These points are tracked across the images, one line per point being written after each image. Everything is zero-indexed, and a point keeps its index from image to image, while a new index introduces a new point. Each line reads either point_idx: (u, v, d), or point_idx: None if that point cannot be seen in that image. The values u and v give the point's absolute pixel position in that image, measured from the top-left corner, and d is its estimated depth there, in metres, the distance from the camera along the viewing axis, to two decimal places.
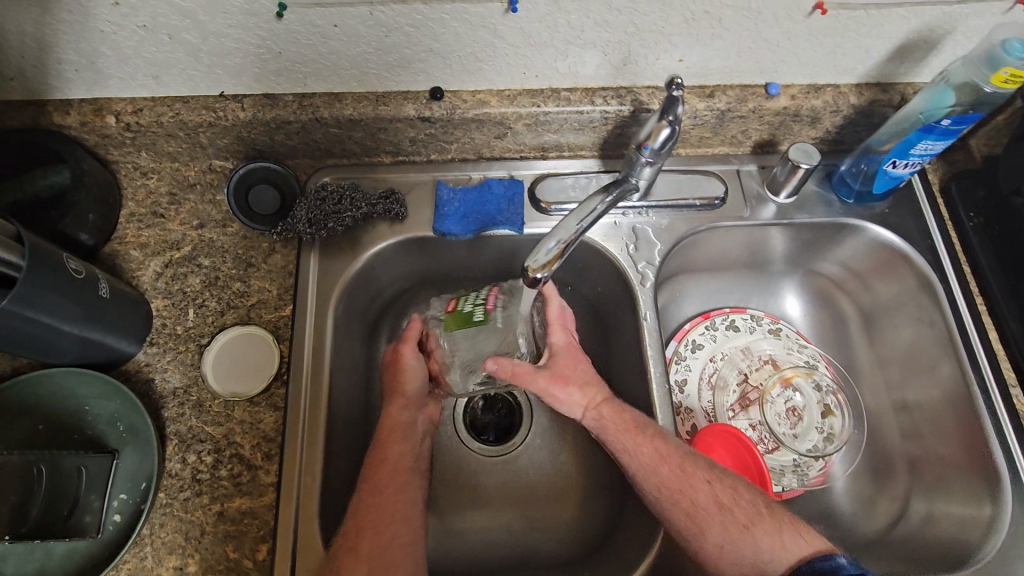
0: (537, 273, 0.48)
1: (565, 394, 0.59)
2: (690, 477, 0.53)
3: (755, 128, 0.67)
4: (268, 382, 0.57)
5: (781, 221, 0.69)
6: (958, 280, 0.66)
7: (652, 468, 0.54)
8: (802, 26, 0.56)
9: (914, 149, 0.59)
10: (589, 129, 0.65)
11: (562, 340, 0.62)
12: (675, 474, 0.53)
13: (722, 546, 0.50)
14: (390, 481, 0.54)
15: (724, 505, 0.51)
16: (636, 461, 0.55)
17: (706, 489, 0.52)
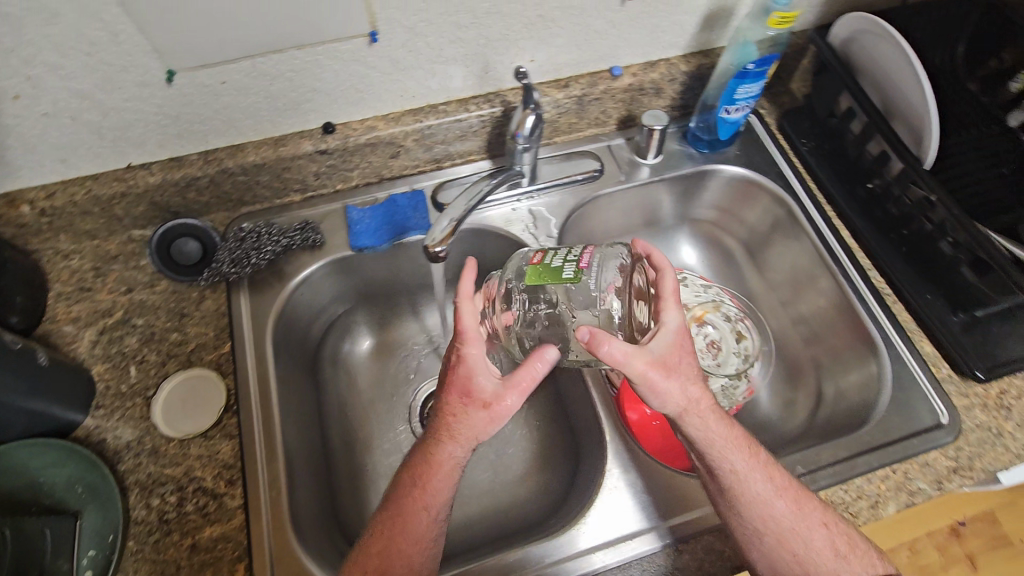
0: (436, 248, 0.55)
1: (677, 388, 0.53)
2: (808, 515, 0.53)
3: (613, 107, 0.78)
4: (219, 412, 0.60)
5: (656, 178, 0.79)
6: (806, 195, 0.77)
7: (769, 499, 0.53)
8: (622, 14, 0.67)
9: (737, 94, 0.70)
10: (472, 134, 0.73)
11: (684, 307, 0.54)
12: (794, 509, 0.53)
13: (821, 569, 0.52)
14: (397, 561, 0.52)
15: (842, 553, 0.52)
16: (747, 475, 0.53)
17: (823, 533, 0.52)
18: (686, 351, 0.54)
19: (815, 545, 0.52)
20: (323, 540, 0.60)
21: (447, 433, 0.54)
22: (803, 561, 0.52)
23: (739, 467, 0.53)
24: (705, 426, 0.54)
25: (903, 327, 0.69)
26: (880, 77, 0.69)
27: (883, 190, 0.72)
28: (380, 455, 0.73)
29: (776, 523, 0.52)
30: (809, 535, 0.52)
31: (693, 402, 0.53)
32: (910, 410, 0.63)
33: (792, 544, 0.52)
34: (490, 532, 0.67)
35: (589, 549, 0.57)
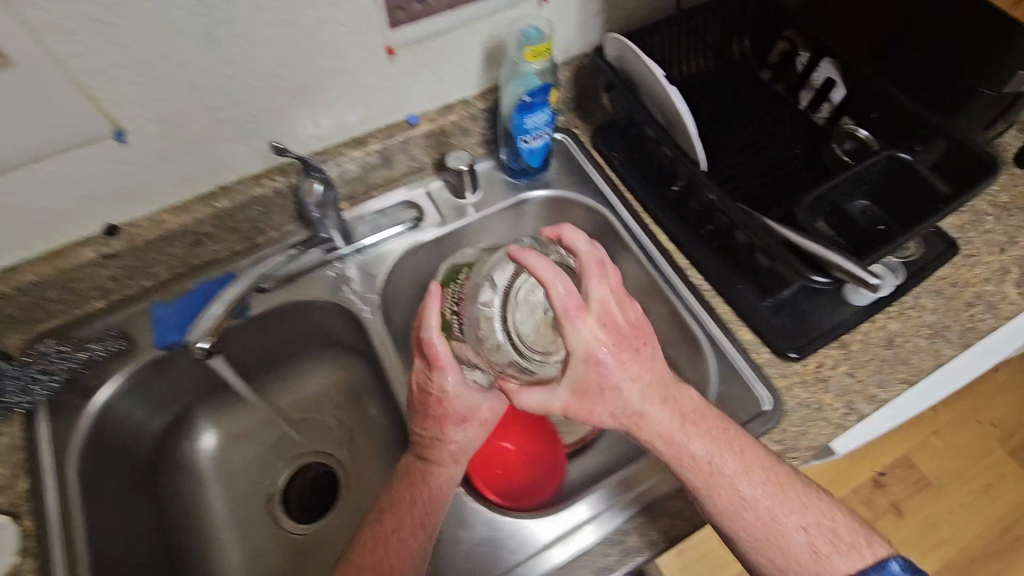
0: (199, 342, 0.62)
1: (625, 398, 0.52)
2: (789, 496, 0.55)
3: (421, 154, 0.78)
4: (11, 560, 0.55)
5: (480, 214, 0.80)
6: (623, 206, 0.79)
7: (748, 502, 0.54)
8: (395, 68, 0.67)
9: (527, 123, 0.72)
10: (275, 207, 0.71)
11: (597, 311, 0.50)
12: (766, 518, 0.54)
13: (806, 562, 0.53)
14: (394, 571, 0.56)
15: (822, 554, 0.53)
16: (716, 485, 0.54)
17: (802, 536, 0.54)
18: (617, 357, 0.50)
19: (791, 540, 0.54)
20: None
21: (444, 453, 0.60)
22: (784, 565, 0.54)
23: (719, 472, 0.54)
24: (682, 430, 0.54)
25: (724, 322, 0.71)
26: (654, 87, 0.71)
27: (684, 191, 0.74)
28: (236, 554, 0.72)
29: (759, 521, 0.54)
30: (785, 533, 0.54)
31: (643, 415, 0.53)
32: (733, 403, 0.66)
33: (776, 543, 0.54)
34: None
35: (547, 544, 0.61)
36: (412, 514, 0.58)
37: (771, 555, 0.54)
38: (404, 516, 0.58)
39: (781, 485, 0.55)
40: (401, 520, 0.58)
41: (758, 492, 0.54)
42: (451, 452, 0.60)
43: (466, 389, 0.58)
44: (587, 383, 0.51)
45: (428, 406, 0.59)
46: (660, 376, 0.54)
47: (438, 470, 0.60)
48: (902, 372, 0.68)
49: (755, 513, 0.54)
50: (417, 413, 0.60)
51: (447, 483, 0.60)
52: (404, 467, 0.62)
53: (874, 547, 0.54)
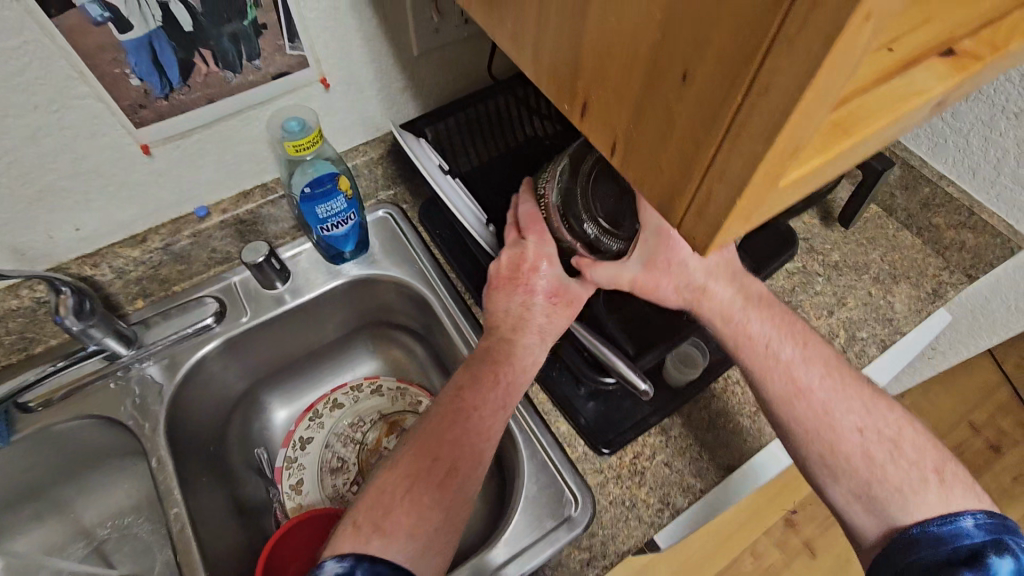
0: None
1: (671, 287, 0.59)
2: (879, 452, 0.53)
3: (223, 243, 0.73)
4: None
5: (294, 302, 0.74)
6: (444, 287, 0.75)
7: (794, 390, 0.56)
8: (158, 165, 0.62)
9: (319, 214, 0.67)
10: (42, 317, 0.65)
11: None
12: (825, 411, 0.55)
13: (841, 477, 0.54)
14: (464, 427, 0.55)
15: (875, 458, 0.53)
16: (780, 375, 0.57)
17: (857, 437, 0.54)
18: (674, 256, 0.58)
19: (843, 438, 0.54)
20: None
21: (529, 339, 0.61)
22: (833, 458, 0.54)
23: (775, 357, 0.57)
24: (760, 314, 0.59)
25: (539, 408, 0.65)
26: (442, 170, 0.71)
27: None
28: None
29: (847, 455, 0.54)
30: (853, 446, 0.54)
31: (705, 291, 0.59)
32: (541, 505, 0.60)
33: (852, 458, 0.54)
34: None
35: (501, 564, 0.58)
36: (463, 424, 0.56)
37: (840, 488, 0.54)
38: (482, 379, 0.58)
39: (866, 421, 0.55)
40: (445, 416, 0.56)
41: (856, 421, 0.55)
42: (542, 326, 0.61)
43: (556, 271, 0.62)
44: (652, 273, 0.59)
45: (516, 276, 0.62)
46: (753, 287, 0.60)
47: (524, 347, 0.60)
48: (725, 456, 0.63)
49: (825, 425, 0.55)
50: (494, 287, 0.64)
51: (497, 376, 0.59)
52: (488, 346, 0.61)
53: (942, 472, 0.53)
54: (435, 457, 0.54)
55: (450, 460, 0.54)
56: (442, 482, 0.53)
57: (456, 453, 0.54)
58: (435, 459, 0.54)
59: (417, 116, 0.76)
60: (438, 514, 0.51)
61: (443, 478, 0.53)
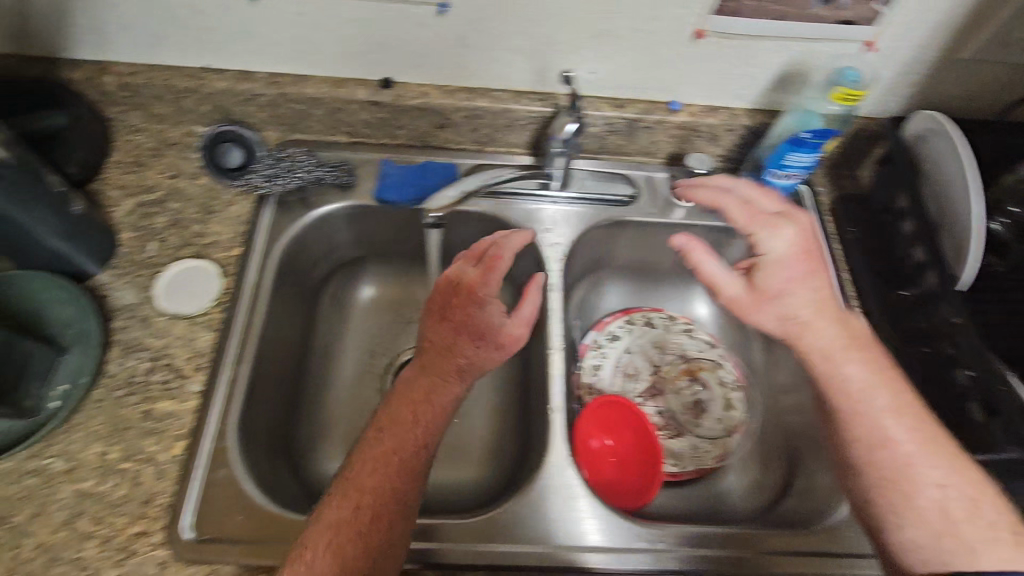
0: None
1: (773, 316, 0.59)
2: (967, 471, 0.50)
3: (664, 140, 0.77)
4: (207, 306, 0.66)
5: (688, 223, 0.79)
6: (836, 283, 0.74)
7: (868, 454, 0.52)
8: (691, 50, 0.67)
9: (788, 159, 0.68)
10: (518, 127, 0.76)
11: (770, 242, 0.60)
12: (893, 477, 0.51)
13: (918, 540, 0.49)
14: (413, 413, 0.55)
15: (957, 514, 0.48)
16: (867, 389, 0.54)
17: (936, 492, 0.49)
18: (803, 264, 0.59)
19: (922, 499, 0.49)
20: (262, 455, 0.65)
21: (451, 368, 0.59)
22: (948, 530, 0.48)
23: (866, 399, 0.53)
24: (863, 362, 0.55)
25: None
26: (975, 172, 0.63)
27: (916, 300, 0.68)
28: (342, 396, 0.78)
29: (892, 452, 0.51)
30: (914, 481, 0.50)
31: (806, 326, 0.57)
32: (860, 531, 0.61)
33: (860, 420, 0.53)
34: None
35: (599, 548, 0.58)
36: (392, 435, 0.54)
37: (886, 496, 0.51)
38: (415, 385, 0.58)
39: (897, 409, 0.53)
40: (389, 439, 0.53)
41: (863, 376, 0.54)
42: (464, 330, 0.60)
43: (722, 274, 0.62)
44: (754, 306, 0.60)
45: (450, 306, 0.62)
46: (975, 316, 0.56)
47: (463, 346, 0.59)
48: None
49: (854, 375, 0.54)
50: (432, 320, 0.62)
51: (418, 416, 0.55)
52: (423, 367, 0.59)
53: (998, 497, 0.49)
54: (384, 446, 0.53)
55: (358, 493, 0.50)
56: (388, 462, 0.52)
57: (397, 438, 0.54)
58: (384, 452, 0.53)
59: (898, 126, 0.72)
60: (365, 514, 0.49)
61: (395, 462, 0.52)
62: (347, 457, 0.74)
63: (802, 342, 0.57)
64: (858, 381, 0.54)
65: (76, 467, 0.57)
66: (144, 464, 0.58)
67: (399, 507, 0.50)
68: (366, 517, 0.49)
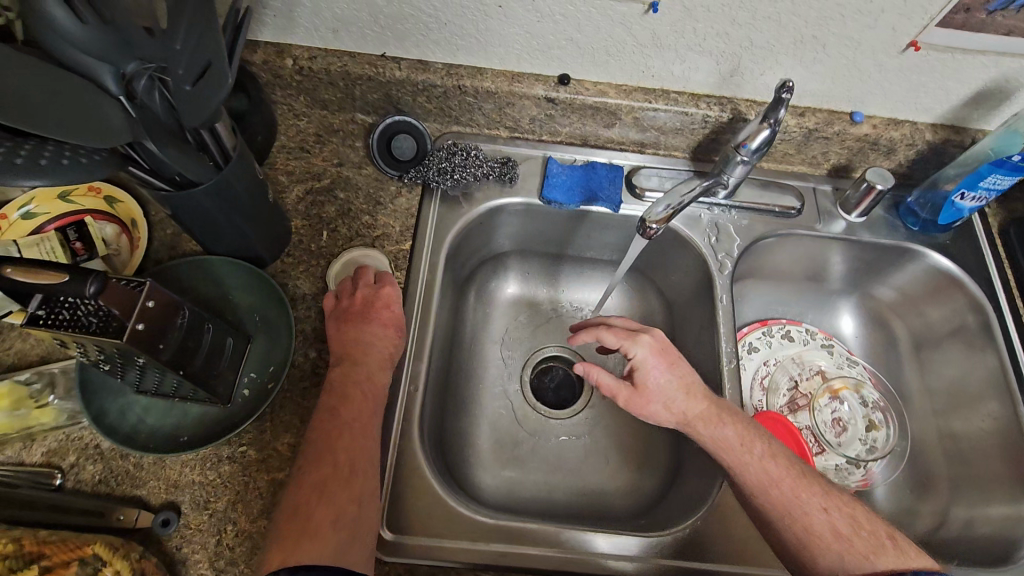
0: (653, 226, 0.56)
1: (663, 409, 0.62)
2: (804, 500, 0.57)
3: (835, 151, 0.75)
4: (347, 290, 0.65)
5: (849, 238, 0.76)
6: (1012, 311, 0.72)
7: (809, 511, 0.56)
8: (895, 61, 0.64)
9: (983, 181, 0.66)
10: (687, 131, 0.74)
11: (646, 343, 0.64)
12: (836, 532, 0.55)
13: (836, 568, 0.53)
14: (365, 403, 0.57)
15: (844, 534, 0.55)
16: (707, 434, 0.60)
17: (823, 516, 0.56)
18: (664, 363, 0.63)
19: (819, 534, 0.55)
20: (431, 453, 0.64)
21: (381, 359, 0.60)
22: (811, 544, 0.55)
23: (748, 453, 0.59)
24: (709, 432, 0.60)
25: None
26: None
27: None
28: (492, 392, 0.77)
29: (771, 500, 0.57)
30: (806, 511, 0.56)
31: (688, 415, 0.61)
32: None
33: (744, 469, 0.59)
34: (551, 504, 0.70)
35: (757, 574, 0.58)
36: (347, 443, 0.54)
37: (788, 537, 0.55)
38: (368, 374, 0.58)
39: (771, 479, 0.58)
40: (346, 424, 0.54)
41: (735, 436, 0.60)
42: (385, 322, 0.61)
43: (610, 382, 0.64)
44: (645, 402, 0.63)
45: (364, 304, 0.61)
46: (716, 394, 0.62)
47: (385, 337, 0.60)
48: None
49: (728, 442, 0.59)
50: (350, 322, 0.59)
51: (363, 397, 0.57)
52: (345, 368, 0.58)
53: (894, 535, 0.55)
54: (340, 451, 0.53)
55: (321, 473, 0.51)
56: (343, 478, 0.52)
57: (350, 445, 0.54)
58: (337, 463, 0.52)
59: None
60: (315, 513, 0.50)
61: (347, 473, 0.52)
62: (497, 458, 0.73)
63: (693, 420, 0.61)
64: (731, 439, 0.60)
65: (269, 456, 0.57)
66: None
67: (357, 480, 0.53)
68: (310, 501, 0.50)
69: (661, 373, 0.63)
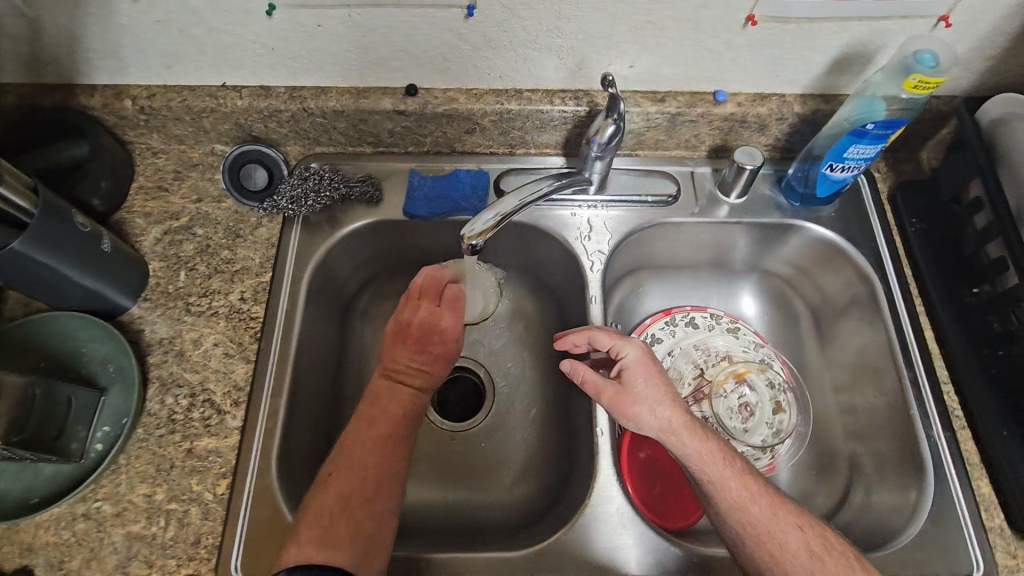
0: (473, 240, 0.54)
1: (649, 414, 0.60)
2: (782, 520, 0.54)
3: (707, 133, 0.72)
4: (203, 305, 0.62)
5: (733, 220, 0.74)
6: (897, 280, 0.69)
7: (782, 530, 0.54)
8: (739, 37, 0.61)
9: (848, 152, 0.63)
10: (551, 128, 0.71)
11: (637, 352, 0.63)
12: (807, 552, 0.53)
13: None
14: (397, 412, 0.58)
15: (815, 552, 0.53)
16: (687, 448, 0.58)
17: (796, 533, 0.54)
18: (653, 373, 0.62)
19: (792, 558, 0.53)
20: (302, 486, 0.63)
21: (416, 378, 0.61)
22: (782, 562, 0.53)
23: (726, 468, 0.57)
24: (693, 442, 0.58)
25: (962, 456, 0.61)
26: None
27: (992, 299, 0.62)
28: None
29: (749, 518, 0.54)
30: (781, 529, 0.54)
31: (674, 423, 0.59)
32: (935, 550, 0.58)
33: (720, 484, 0.56)
34: (444, 520, 0.69)
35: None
36: (376, 459, 0.55)
37: (760, 555, 0.53)
38: (392, 407, 0.58)
39: (752, 496, 0.56)
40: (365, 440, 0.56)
41: (710, 450, 0.58)
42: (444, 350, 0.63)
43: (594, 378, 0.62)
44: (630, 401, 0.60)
45: (425, 335, 0.62)
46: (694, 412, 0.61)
47: (434, 368, 0.62)
48: None
49: (709, 453, 0.58)
50: (407, 341, 0.61)
51: (382, 412, 0.58)
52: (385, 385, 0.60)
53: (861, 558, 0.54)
54: (359, 463, 0.54)
55: (347, 487, 0.53)
56: (370, 498, 0.53)
57: (358, 455, 0.55)
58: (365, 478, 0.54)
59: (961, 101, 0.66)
60: (369, 524, 0.52)
61: (373, 494, 0.54)
62: None
63: (677, 426, 0.59)
64: (710, 453, 0.58)
65: (124, 509, 0.57)
66: (189, 504, 0.57)
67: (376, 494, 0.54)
68: (334, 514, 0.52)
69: (648, 380, 0.61)
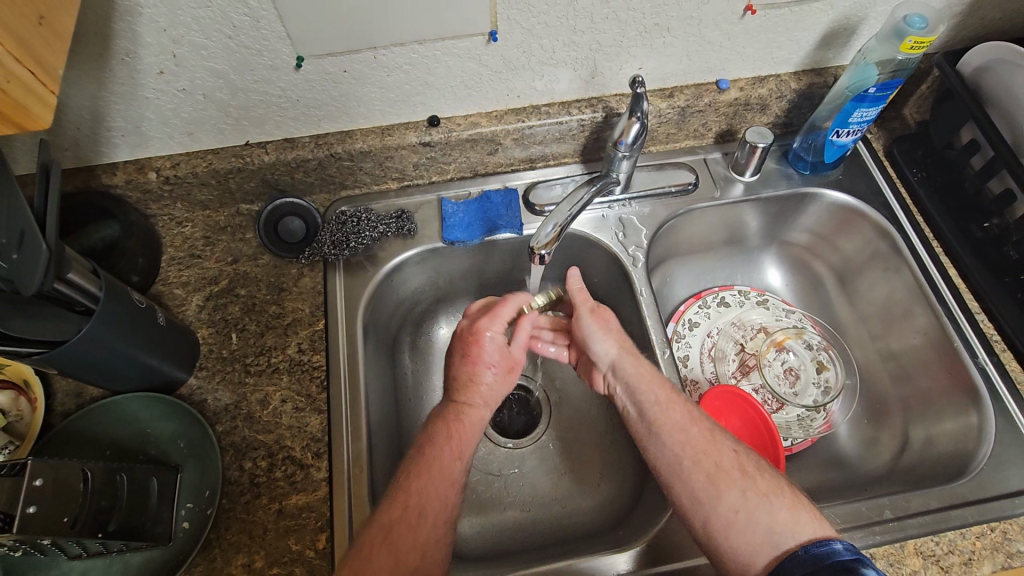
0: (541, 251, 0.58)
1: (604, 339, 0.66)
2: (716, 444, 0.58)
3: (714, 120, 0.76)
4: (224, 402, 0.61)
5: (750, 197, 0.77)
6: (913, 227, 0.74)
7: (720, 450, 0.57)
8: (739, 26, 0.65)
9: (852, 117, 0.67)
10: (569, 137, 0.73)
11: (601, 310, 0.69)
12: (745, 477, 0.55)
13: (736, 512, 0.53)
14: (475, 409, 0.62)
15: (747, 472, 0.55)
16: (634, 371, 0.63)
17: (732, 456, 0.57)
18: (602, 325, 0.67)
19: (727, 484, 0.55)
20: None
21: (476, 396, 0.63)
22: (717, 481, 0.55)
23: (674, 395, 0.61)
24: (632, 368, 0.63)
25: (1010, 376, 0.66)
26: None
27: (1003, 230, 0.68)
28: None
29: (688, 438, 0.58)
30: (719, 450, 0.57)
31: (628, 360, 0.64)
32: (1008, 469, 0.61)
33: (670, 406, 0.60)
34: (533, 537, 0.69)
35: None
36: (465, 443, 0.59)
37: (691, 487, 0.56)
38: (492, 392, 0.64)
39: (691, 420, 0.59)
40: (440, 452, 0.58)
41: (649, 381, 0.62)
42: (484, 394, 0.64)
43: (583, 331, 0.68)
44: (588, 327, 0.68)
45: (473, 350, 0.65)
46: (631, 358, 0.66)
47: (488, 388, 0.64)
48: None
49: (653, 383, 0.62)
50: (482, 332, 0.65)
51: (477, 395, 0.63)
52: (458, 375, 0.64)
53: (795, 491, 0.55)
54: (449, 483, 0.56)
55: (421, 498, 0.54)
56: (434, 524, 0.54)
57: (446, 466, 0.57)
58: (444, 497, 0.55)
59: (939, 55, 0.71)
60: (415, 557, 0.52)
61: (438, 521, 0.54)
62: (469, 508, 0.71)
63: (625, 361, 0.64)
64: (657, 382, 0.62)
65: None
66: (292, 566, 0.55)
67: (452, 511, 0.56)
68: None
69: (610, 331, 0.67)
